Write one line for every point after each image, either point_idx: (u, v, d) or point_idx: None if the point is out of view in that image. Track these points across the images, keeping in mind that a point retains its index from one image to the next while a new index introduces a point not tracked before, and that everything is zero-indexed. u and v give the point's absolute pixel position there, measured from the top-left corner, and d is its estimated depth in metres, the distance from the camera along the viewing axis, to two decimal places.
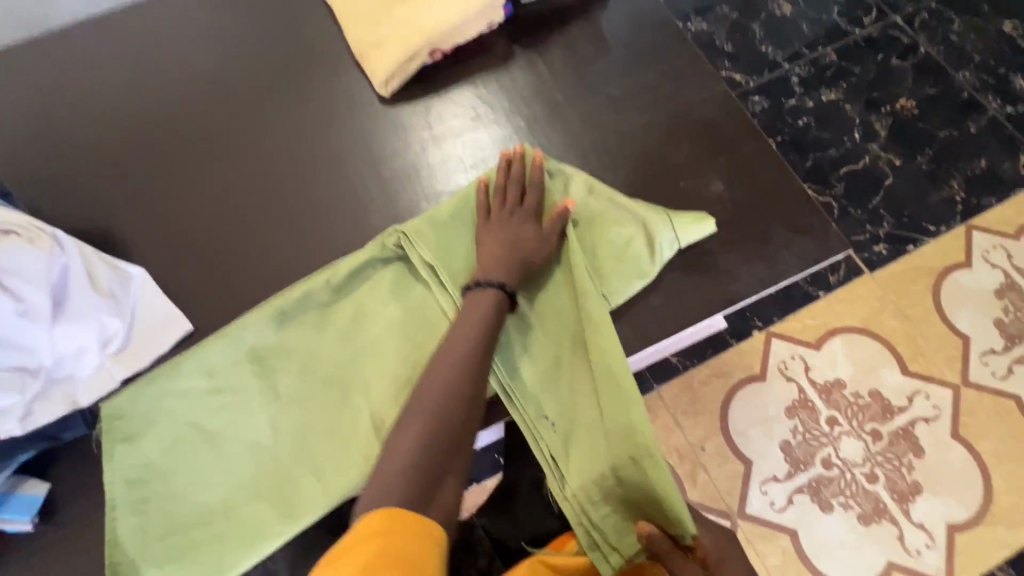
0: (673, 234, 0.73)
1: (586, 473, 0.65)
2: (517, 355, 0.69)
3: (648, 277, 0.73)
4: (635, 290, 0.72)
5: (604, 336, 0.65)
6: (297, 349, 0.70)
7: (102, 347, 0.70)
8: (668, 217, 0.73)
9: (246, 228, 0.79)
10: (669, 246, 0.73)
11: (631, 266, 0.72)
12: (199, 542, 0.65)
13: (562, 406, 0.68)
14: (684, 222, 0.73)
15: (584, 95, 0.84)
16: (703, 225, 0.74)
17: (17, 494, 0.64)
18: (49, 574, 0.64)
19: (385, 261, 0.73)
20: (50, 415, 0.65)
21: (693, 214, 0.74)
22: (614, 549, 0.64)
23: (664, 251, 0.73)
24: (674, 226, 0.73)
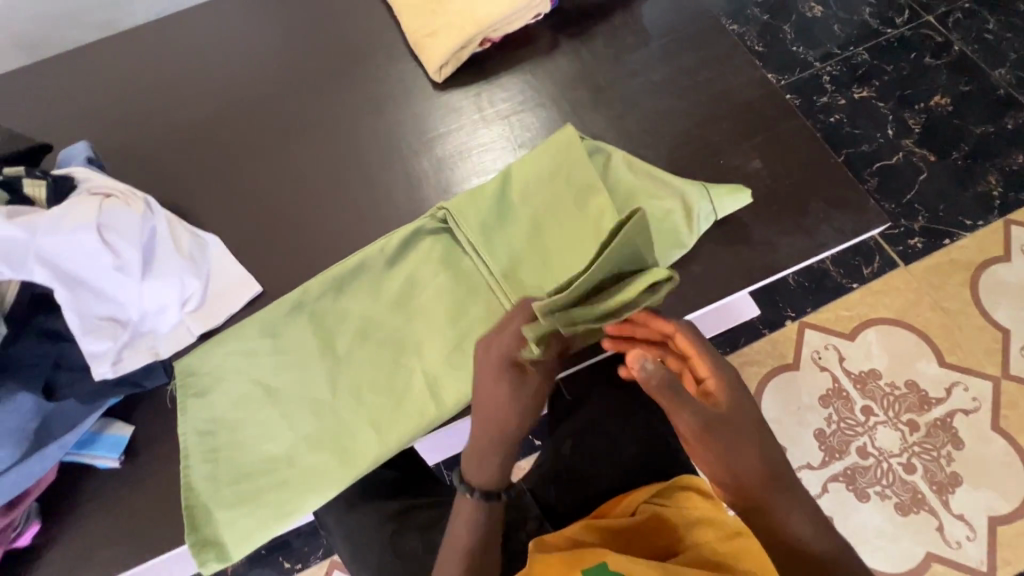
0: (710, 206, 0.76)
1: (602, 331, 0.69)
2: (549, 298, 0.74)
3: (685, 247, 0.76)
4: (672, 259, 0.76)
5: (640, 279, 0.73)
6: (354, 312, 0.74)
7: (182, 305, 0.75)
8: (705, 189, 0.76)
9: (309, 203, 0.85)
10: (706, 217, 0.76)
11: (669, 237, 0.75)
12: (265, 489, 0.68)
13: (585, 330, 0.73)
14: (720, 194, 0.76)
15: (626, 81, 0.89)
16: (738, 196, 0.76)
17: (104, 434, 0.70)
18: (130, 510, 0.69)
19: (437, 232, 0.77)
20: (136, 363, 0.71)
21: (729, 186, 0.77)
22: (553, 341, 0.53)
23: (702, 222, 0.76)
24: (712, 198, 0.76)
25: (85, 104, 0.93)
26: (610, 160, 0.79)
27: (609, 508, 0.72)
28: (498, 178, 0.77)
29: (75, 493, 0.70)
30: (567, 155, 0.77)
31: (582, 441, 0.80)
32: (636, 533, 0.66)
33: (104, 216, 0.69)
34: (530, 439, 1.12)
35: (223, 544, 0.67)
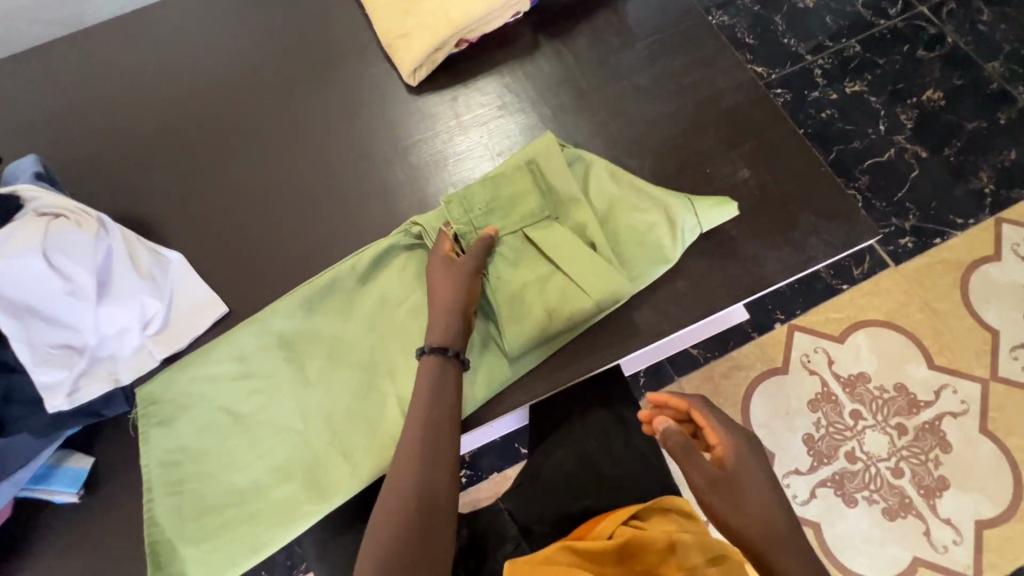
0: (695, 219, 0.73)
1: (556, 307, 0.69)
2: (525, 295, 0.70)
3: (670, 263, 0.72)
4: (656, 275, 0.72)
5: (614, 271, 0.70)
6: (324, 333, 0.71)
7: (143, 328, 0.72)
8: (690, 201, 0.73)
9: (277, 215, 0.81)
10: (691, 231, 0.72)
11: (653, 252, 0.72)
12: (234, 521, 0.66)
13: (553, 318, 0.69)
14: (705, 206, 0.73)
15: (610, 84, 0.85)
16: (725, 208, 0.73)
17: (62, 467, 0.67)
18: (93, 545, 0.66)
19: (411, 248, 0.74)
20: (94, 391, 0.68)
21: (715, 198, 0.73)
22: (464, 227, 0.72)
23: (687, 236, 0.73)
24: (697, 211, 0.72)
25: (40, 111, 0.88)
26: (592, 170, 0.75)
27: (588, 529, 0.68)
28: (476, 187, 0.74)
29: (34, 528, 0.67)
30: (542, 160, 0.75)
31: (560, 460, 0.78)
32: (613, 557, 0.62)
33: (50, 237, 0.64)
34: (516, 449, 1.10)
35: None
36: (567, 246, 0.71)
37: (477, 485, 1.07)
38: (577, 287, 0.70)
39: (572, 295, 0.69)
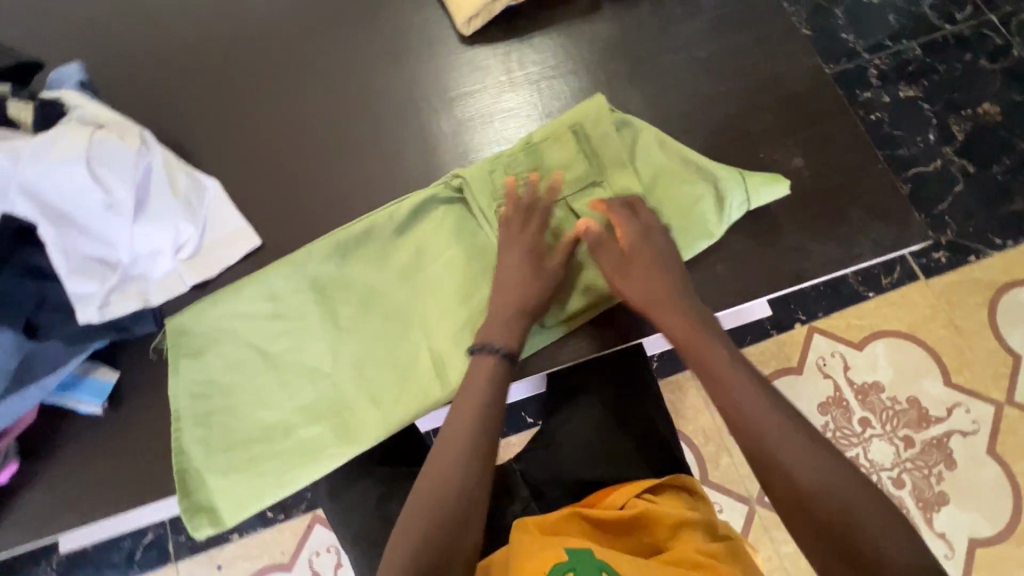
0: (745, 196, 0.71)
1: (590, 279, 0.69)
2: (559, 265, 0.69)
3: (713, 239, 0.71)
4: (700, 249, 0.71)
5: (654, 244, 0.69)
6: (358, 281, 0.70)
7: (176, 251, 0.72)
8: (741, 175, 0.71)
9: (316, 154, 0.79)
10: (739, 207, 0.71)
11: (699, 226, 0.70)
12: (261, 458, 0.66)
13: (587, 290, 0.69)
14: (758, 183, 0.71)
15: (668, 56, 0.82)
16: (776, 185, 0.71)
17: (88, 378, 0.67)
18: (114, 456, 0.67)
19: (450, 201, 0.73)
20: (124, 308, 0.68)
21: (768, 175, 0.71)
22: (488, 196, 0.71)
23: (734, 211, 0.71)
24: (747, 186, 0.71)
25: (83, 21, 0.85)
26: (640, 136, 0.73)
27: (601, 494, 0.67)
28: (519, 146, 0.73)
29: (57, 434, 0.68)
30: (584, 126, 0.73)
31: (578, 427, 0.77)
32: (624, 529, 0.62)
33: (94, 148, 0.64)
34: (522, 417, 1.11)
35: (216, 511, 0.66)
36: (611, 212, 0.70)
37: None
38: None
39: None
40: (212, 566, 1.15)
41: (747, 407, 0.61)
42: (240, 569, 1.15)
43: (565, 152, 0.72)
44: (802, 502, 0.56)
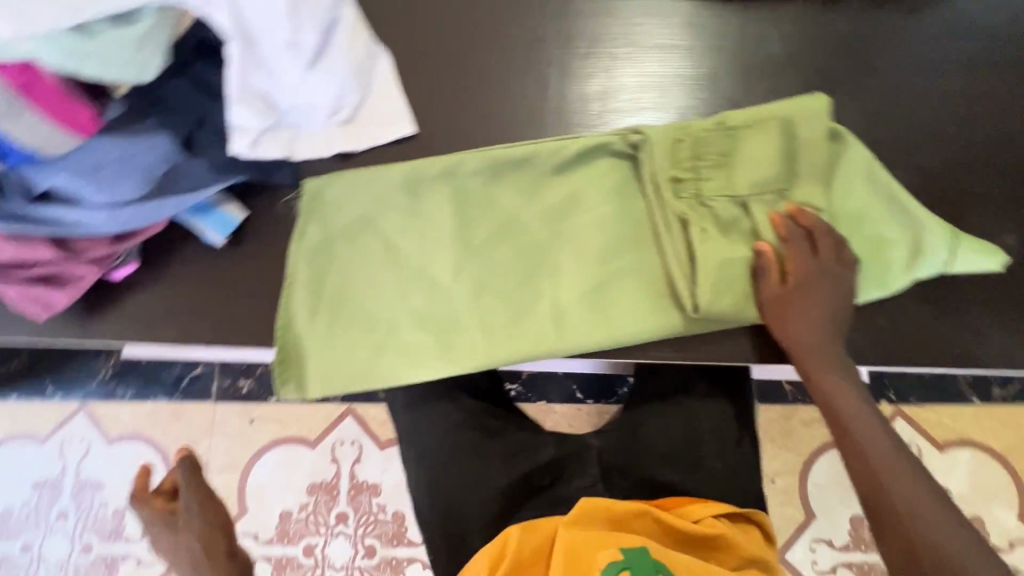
0: (945, 258, 0.63)
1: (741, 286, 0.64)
2: (715, 261, 0.63)
3: (888, 293, 0.64)
4: (868, 299, 0.64)
5: (828, 273, 0.62)
6: (502, 207, 0.67)
7: (331, 114, 0.69)
8: (952, 236, 0.63)
9: (489, 61, 0.74)
10: (934, 268, 0.63)
11: (877, 274, 0.64)
12: (361, 346, 0.66)
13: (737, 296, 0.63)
14: (965, 247, 0.62)
15: (901, 75, 0.71)
16: (988, 258, 0.63)
17: (219, 210, 0.67)
18: (223, 292, 0.68)
19: (620, 157, 0.67)
20: (269, 153, 0.66)
21: (981, 244, 0.63)
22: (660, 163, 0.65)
23: (926, 272, 0.63)
24: (954, 249, 0.63)
25: None
26: (850, 154, 0.64)
27: (675, 502, 0.66)
28: (712, 122, 0.66)
29: (175, 252, 0.68)
30: (792, 122, 0.64)
31: (665, 425, 0.73)
32: (695, 542, 0.60)
33: None
34: (571, 391, 1.10)
35: (304, 380, 0.66)
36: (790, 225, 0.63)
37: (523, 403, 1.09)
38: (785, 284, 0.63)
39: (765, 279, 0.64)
40: (246, 417, 1.21)
41: (880, 460, 0.59)
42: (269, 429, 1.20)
43: (761, 144, 0.64)
44: (910, 552, 0.55)
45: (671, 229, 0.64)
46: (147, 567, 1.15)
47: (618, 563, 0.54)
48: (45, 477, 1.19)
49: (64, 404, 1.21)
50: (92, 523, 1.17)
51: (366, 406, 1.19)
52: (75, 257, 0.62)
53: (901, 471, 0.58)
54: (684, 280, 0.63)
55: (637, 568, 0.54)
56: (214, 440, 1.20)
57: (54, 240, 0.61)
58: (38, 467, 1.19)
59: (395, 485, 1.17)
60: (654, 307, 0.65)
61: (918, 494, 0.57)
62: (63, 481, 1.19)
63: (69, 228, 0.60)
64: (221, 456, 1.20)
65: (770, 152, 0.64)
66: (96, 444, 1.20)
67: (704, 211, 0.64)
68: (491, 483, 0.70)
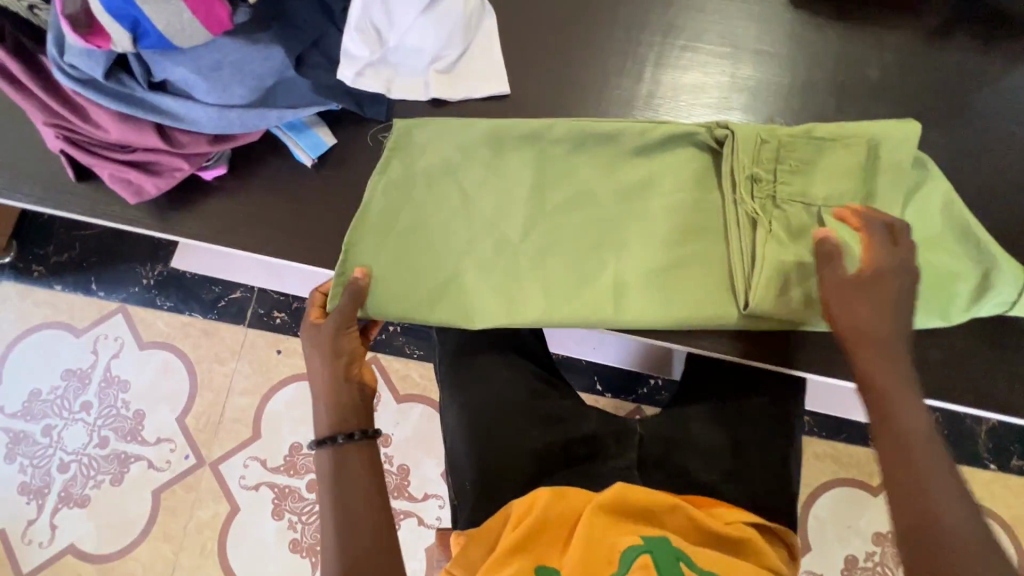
0: (1013, 298, 0.64)
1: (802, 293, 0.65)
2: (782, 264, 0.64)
3: (948, 324, 0.65)
4: (927, 326, 0.66)
5: None
6: (580, 176, 0.69)
7: (434, 60, 0.71)
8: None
9: (591, 36, 0.76)
10: (1000, 304, 0.64)
11: (942, 303, 0.65)
12: (424, 284, 0.68)
13: (797, 301, 0.65)
14: None
15: (994, 121, 0.72)
16: None
17: (312, 131, 0.70)
18: (301, 210, 0.71)
19: (703, 149, 0.69)
20: (370, 86, 0.68)
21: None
22: (742, 157, 0.65)
23: (989, 308, 0.65)
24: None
25: None
26: (927, 184, 0.66)
27: (706, 500, 0.65)
28: (799, 129, 0.67)
29: (263, 164, 0.71)
30: (879, 140, 0.65)
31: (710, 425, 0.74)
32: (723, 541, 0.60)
33: None
34: (591, 381, 1.09)
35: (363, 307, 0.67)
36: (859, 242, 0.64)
37: None
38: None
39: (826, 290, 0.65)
40: (274, 347, 1.23)
41: (914, 459, 0.51)
42: (295, 362, 1.23)
43: (844, 157, 0.65)
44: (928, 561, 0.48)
45: (741, 226, 0.66)
46: (156, 471, 1.19)
47: (638, 547, 0.55)
48: (76, 367, 1.23)
49: (105, 301, 1.25)
50: (111, 419, 1.21)
51: (391, 357, 1.21)
52: (173, 148, 0.65)
53: (948, 483, 0.50)
54: (744, 275, 0.65)
55: (657, 554, 0.55)
56: (239, 363, 1.23)
57: (158, 128, 0.64)
58: (71, 357, 1.23)
59: (404, 439, 1.19)
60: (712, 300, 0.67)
61: (949, 505, 0.49)
62: (93, 373, 1.23)
63: (175, 119, 0.63)
64: (244, 379, 1.22)
65: (852, 167, 0.65)
66: (129, 345, 1.24)
67: (775, 213, 0.65)
68: (529, 443, 0.72)
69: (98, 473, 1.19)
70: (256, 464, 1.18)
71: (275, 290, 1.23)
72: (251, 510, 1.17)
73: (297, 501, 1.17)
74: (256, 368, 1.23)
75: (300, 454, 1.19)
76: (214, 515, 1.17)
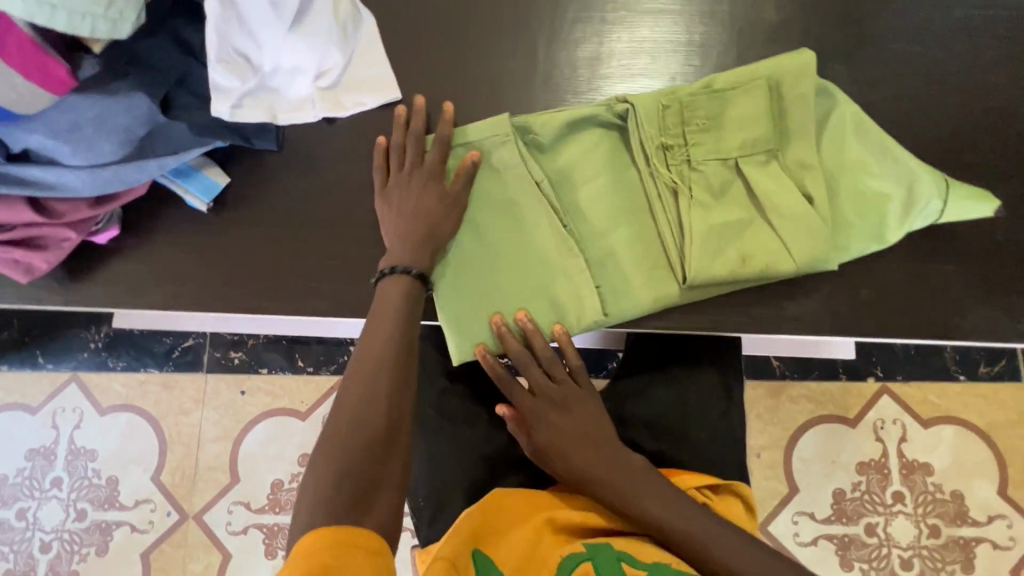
0: (939, 207, 0.64)
1: (738, 252, 0.64)
2: (710, 230, 0.63)
3: (885, 245, 0.65)
4: (865, 253, 0.65)
5: (821, 230, 0.63)
6: (507, 173, 0.66)
7: (315, 78, 0.68)
8: (944, 184, 0.64)
9: (479, 25, 0.72)
10: (928, 216, 0.64)
11: (874, 229, 0.64)
12: (466, 316, 0.65)
13: (737, 261, 0.63)
14: (961, 197, 0.63)
15: (898, 42, 0.70)
16: (982, 204, 0.64)
17: (201, 173, 0.66)
18: (207, 257, 0.68)
19: (608, 127, 0.67)
20: (253, 117, 0.65)
21: (975, 190, 0.64)
22: (645, 130, 0.64)
23: (920, 221, 0.64)
24: (948, 198, 0.63)
25: None
26: (836, 111, 0.65)
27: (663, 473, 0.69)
28: (697, 82, 0.65)
29: (159, 217, 0.68)
30: (781, 79, 0.63)
31: (649, 403, 0.75)
32: None
33: None
34: None
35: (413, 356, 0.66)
36: (781, 188, 0.63)
37: None
38: (781, 246, 0.63)
39: (761, 242, 0.64)
40: (237, 388, 1.21)
41: (581, 424, 0.65)
42: (261, 400, 1.20)
43: (747, 104, 0.63)
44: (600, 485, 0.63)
45: (662, 197, 0.65)
46: (141, 533, 1.17)
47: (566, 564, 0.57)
48: (38, 446, 1.20)
49: (56, 373, 1.21)
50: (85, 491, 1.18)
51: None
52: (53, 219, 0.61)
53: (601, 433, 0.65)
54: (675, 244, 0.64)
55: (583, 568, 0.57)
56: (205, 411, 1.20)
57: (32, 201, 0.60)
58: (32, 436, 1.20)
59: None
60: (655, 277, 0.65)
61: (603, 449, 0.64)
62: (57, 448, 1.19)
63: (47, 188, 0.60)
64: (213, 426, 1.20)
65: (757, 113, 0.63)
66: (88, 413, 1.21)
67: (693, 177, 0.64)
68: (478, 450, 0.73)
69: (82, 546, 1.17)
70: (240, 508, 1.17)
71: (227, 331, 1.20)
72: (244, 554, 1.16)
73: (288, 537, 1.16)
74: (223, 413, 1.20)
75: (283, 490, 1.18)
76: (207, 566, 1.16)
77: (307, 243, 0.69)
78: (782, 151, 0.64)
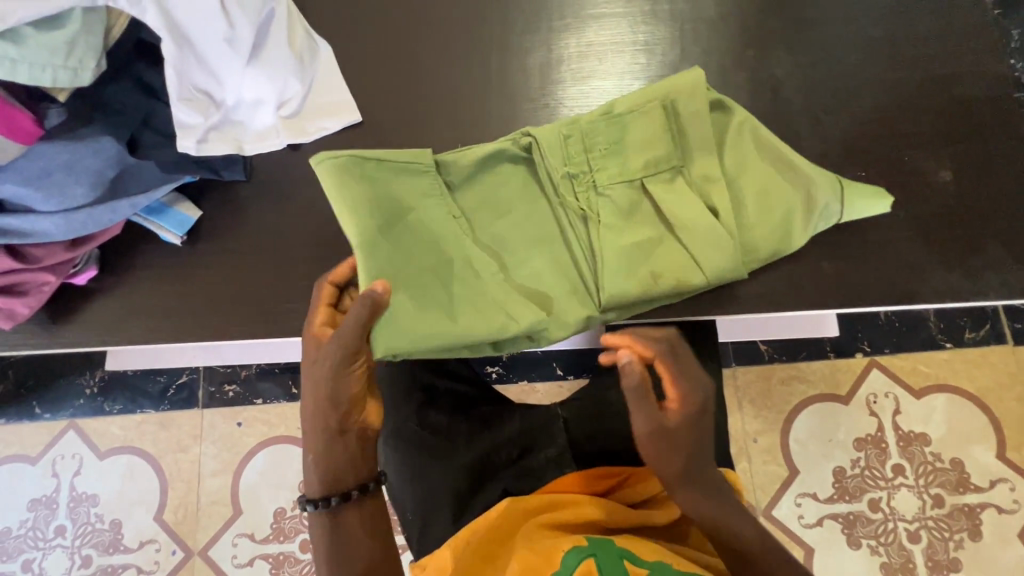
0: (838, 210, 0.65)
1: (652, 269, 0.65)
2: (623, 251, 0.65)
3: (789, 251, 0.67)
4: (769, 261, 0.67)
5: (728, 240, 0.64)
6: (423, 203, 0.66)
7: (277, 107, 0.70)
8: (840, 186, 0.65)
9: (432, 44, 0.75)
10: (827, 219, 0.66)
11: (780, 234, 0.66)
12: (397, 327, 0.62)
13: (650, 278, 0.65)
14: (857, 196, 0.65)
15: (834, 24, 0.73)
16: (877, 204, 0.65)
17: (173, 209, 0.69)
18: (185, 289, 0.70)
19: (518, 159, 0.69)
20: (219, 150, 0.67)
21: (874, 191, 0.66)
22: (553, 159, 0.67)
23: (821, 223, 0.66)
24: (845, 201, 0.65)
25: None
26: (733, 123, 0.67)
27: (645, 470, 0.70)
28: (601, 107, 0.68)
29: (138, 254, 0.70)
30: (678, 100, 0.66)
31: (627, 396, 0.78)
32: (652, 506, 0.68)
33: None
34: (552, 368, 1.06)
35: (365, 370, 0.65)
36: (686, 204, 0.65)
37: (504, 385, 1.05)
38: (689, 261, 0.65)
39: (670, 258, 0.66)
40: (234, 420, 1.22)
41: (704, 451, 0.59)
42: (259, 430, 1.21)
43: (646, 126, 0.66)
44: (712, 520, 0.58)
45: (573, 224, 0.67)
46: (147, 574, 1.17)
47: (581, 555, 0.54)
48: (40, 496, 1.20)
49: (53, 422, 1.22)
50: (89, 537, 1.18)
51: None
52: (30, 264, 0.63)
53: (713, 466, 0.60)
54: (585, 265, 0.67)
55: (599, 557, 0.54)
56: (203, 446, 1.21)
57: (8, 249, 0.62)
58: (33, 487, 1.20)
59: None
60: (579, 296, 0.67)
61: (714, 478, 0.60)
62: (58, 497, 1.20)
63: (21, 235, 0.61)
64: (212, 460, 1.20)
65: (659, 134, 0.65)
66: (87, 459, 1.21)
67: (600, 202, 0.66)
68: (459, 459, 0.74)
69: None
70: (245, 540, 1.17)
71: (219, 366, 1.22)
72: None
73: (294, 565, 1.16)
74: (221, 446, 1.21)
75: (286, 518, 1.18)
76: None
77: (282, 267, 0.70)
78: (687, 168, 0.66)
